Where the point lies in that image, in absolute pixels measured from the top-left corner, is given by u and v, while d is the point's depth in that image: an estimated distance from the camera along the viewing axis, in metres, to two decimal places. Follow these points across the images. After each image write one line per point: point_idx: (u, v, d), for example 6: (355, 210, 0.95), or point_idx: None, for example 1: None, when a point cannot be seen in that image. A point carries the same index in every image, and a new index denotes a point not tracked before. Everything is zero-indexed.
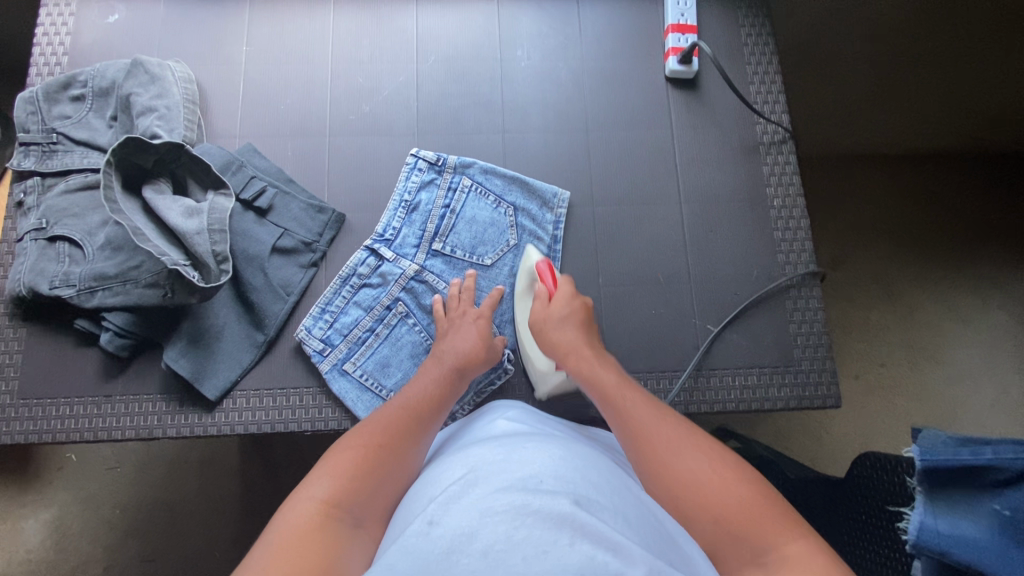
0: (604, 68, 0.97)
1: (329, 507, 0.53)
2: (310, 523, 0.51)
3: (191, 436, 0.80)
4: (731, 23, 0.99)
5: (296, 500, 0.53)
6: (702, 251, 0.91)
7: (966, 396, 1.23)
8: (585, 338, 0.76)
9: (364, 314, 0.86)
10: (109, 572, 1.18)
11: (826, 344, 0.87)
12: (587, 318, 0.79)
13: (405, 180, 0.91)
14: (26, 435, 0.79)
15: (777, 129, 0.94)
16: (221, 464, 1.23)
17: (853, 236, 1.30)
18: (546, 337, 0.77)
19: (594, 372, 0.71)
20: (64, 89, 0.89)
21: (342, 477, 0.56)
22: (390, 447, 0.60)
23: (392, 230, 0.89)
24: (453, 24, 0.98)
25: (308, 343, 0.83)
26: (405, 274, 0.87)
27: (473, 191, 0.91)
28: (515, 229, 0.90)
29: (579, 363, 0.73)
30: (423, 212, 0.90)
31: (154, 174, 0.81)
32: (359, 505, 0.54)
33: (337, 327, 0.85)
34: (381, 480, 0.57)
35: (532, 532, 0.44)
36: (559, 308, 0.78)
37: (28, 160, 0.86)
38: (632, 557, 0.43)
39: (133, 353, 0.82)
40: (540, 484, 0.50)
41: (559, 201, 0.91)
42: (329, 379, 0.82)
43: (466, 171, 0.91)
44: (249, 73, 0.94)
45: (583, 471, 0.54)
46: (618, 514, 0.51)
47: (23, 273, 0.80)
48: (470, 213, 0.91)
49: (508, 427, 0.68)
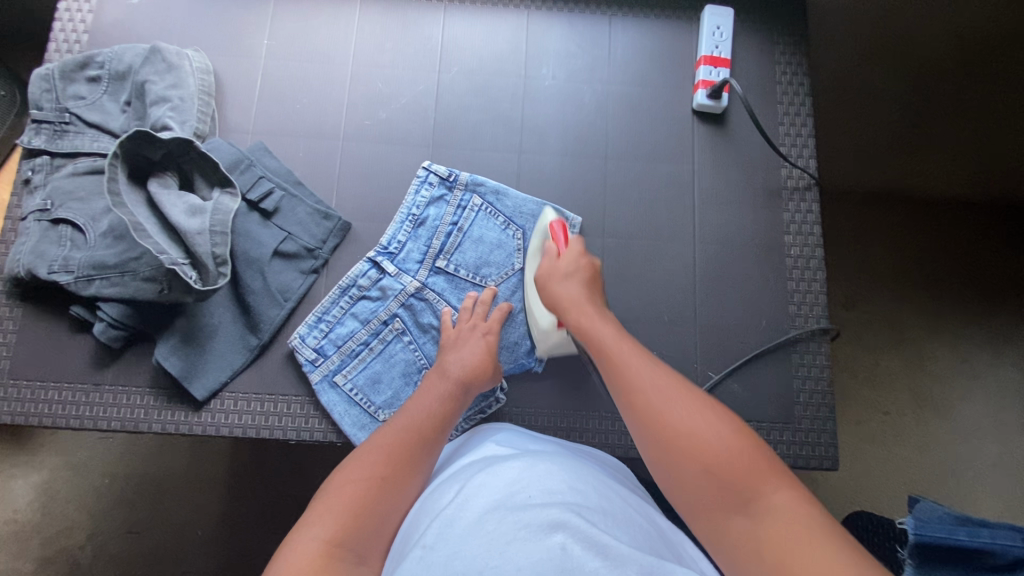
0: (629, 93, 0.94)
1: (331, 547, 0.52)
2: (313, 566, 0.50)
3: (176, 433, 0.80)
4: (765, 59, 0.96)
5: (296, 539, 0.52)
6: (712, 294, 0.88)
7: (969, 456, 1.20)
8: (587, 294, 0.74)
9: (360, 327, 0.84)
10: (88, 543, 1.19)
11: (829, 403, 0.84)
12: (593, 277, 0.77)
13: (416, 194, 0.89)
14: (13, 416, 0.79)
15: (802, 175, 0.91)
16: (208, 448, 1.23)
17: (868, 281, 1.26)
18: (550, 292, 0.75)
19: (595, 325, 0.70)
20: (80, 69, 0.88)
21: (342, 513, 0.55)
22: (391, 475, 0.60)
23: (397, 243, 0.87)
24: (480, 34, 0.95)
25: (301, 352, 0.82)
26: (406, 290, 0.85)
27: (483, 210, 0.89)
28: (523, 254, 0.88)
29: (582, 320, 0.71)
30: (431, 228, 0.88)
31: (161, 167, 0.80)
32: (360, 542, 0.54)
33: (332, 337, 0.83)
34: (381, 512, 0.57)
35: (523, 543, 0.47)
36: (567, 265, 0.76)
37: (39, 138, 0.85)
38: (619, 559, 0.46)
39: (126, 345, 0.81)
40: (528, 501, 0.52)
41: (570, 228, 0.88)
42: (319, 391, 0.81)
43: (479, 189, 0.89)
44: (268, 67, 0.92)
45: (567, 482, 0.56)
46: (609, 518, 0.53)
47: (24, 253, 0.80)
48: (478, 234, 0.88)
49: (499, 444, 0.69)
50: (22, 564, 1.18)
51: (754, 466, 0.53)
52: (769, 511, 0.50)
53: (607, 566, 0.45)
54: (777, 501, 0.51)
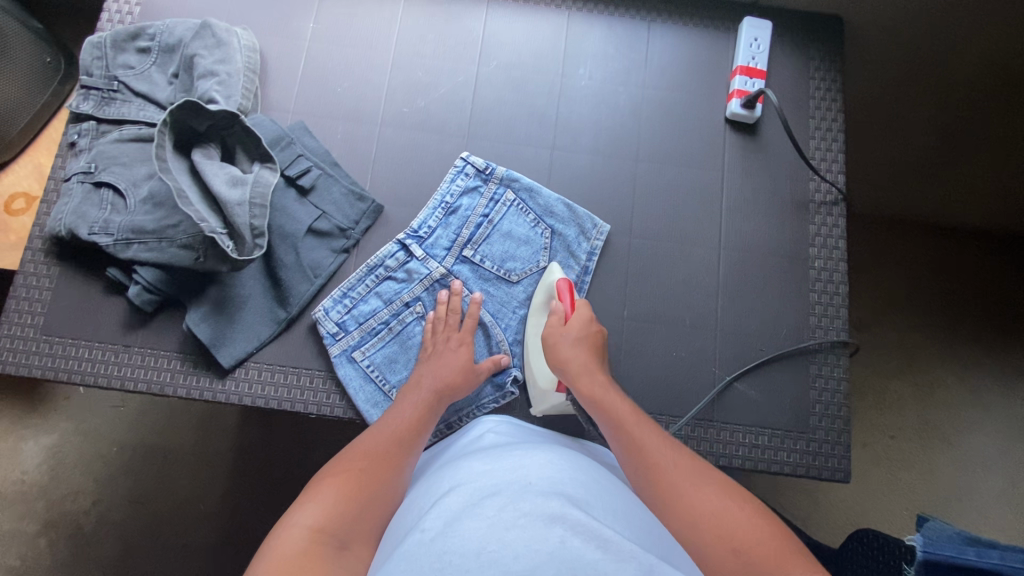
0: (663, 98, 0.95)
1: (317, 533, 0.54)
2: (300, 548, 0.52)
3: (199, 398, 0.81)
4: (800, 73, 0.97)
5: (282, 526, 0.54)
6: (734, 300, 0.89)
7: (973, 485, 1.19)
8: (595, 362, 0.76)
9: (382, 306, 0.86)
10: (95, 507, 1.20)
11: (844, 416, 0.85)
12: (600, 344, 0.78)
13: (450, 182, 0.90)
14: (43, 370, 0.81)
15: (831, 189, 0.92)
16: (219, 421, 1.25)
17: (882, 303, 1.26)
18: (554, 356, 0.77)
19: (604, 397, 0.71)
20: (131, 40, 0.90)
21: (328, 505, 0.57)
22: (371, 472, 0.62)
23: (427, 228, 0.88)
24: (521, 31, 0.97)
25: (323, 324, 0.83)
26: (432, 274, 0.87)
27: (514, 204, 0.90)
28: (549, 250, 0.90)
29: (592, 387, 0.72)
30: (461, 217, 0.90)
31: (205, 138, 0.82)
32: (344, 529, 0.56)
33: (354, 314, 0.85)
34: (363, 504, 0.59)
35: (524, 532, 0.47)
36: (578, 329, 0.78)
37: (87, 104, 0.88)
38: (620, 552, 0.46)
39: (157, 309, 0.83)
40: (528, 490, 0.53)
41: (597, 230, 0.89)
42: (336, 364, 0.82)
43: (510, 182, 0.91)
44: (312, 50, 0.94)
45: (566, 473, 0.57)
46: (607, 512, 0.55)
47: (65, 214, 0.82)
48: (507, 227, 0.90)
49: (498, 435, 0.70)
50: (26, 524, 1.20)
51: (771, 540, 0.53)
52: None
53: (608, 559, 0.45)
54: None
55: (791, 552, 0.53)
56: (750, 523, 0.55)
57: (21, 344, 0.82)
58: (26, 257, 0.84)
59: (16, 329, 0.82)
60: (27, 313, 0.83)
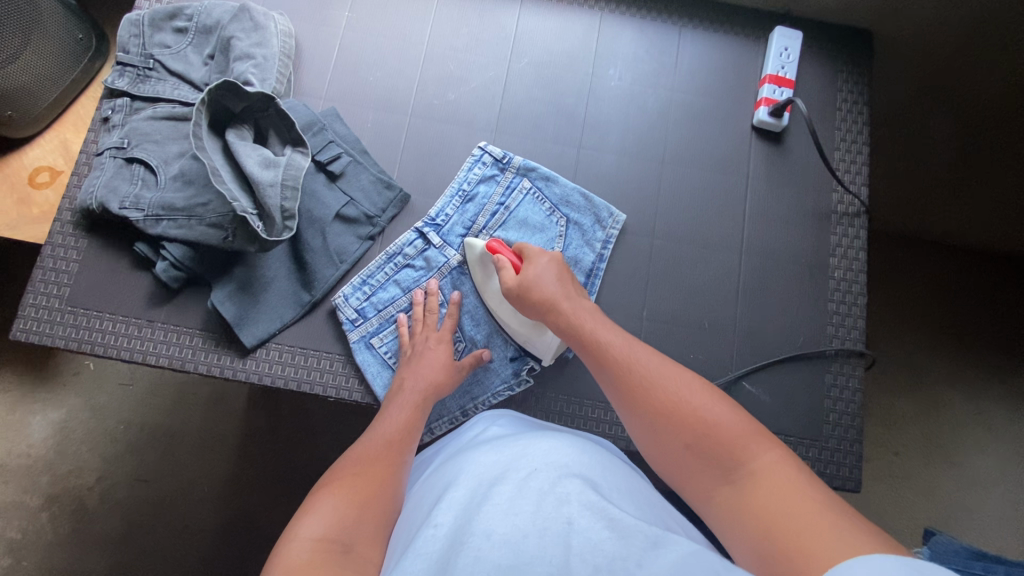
0: (691, 103, 0.96)
1: (322, 542, 0.52)
2: (306, 557, 0.50)
3: (219, 376, 0.82)
4: (828, 84, 0.98)
5: (286, 540, 0.52)
6: (753, 306, 0.89)
7: (975, 506, 1.20)
8: (559, 285, 0.74)
9: (401, 294, 0.87)
10: (101, 483, 1.21)
11: (857, 426, 0.85)
12: (562, 273, 0.76)
13: (468, 170, 0.91)
14: (67, 341, 0.82)
15: (853, 201, 0.93)
16: (228, 403, 1.25)
17: (893, 319, 1.26)
18: (519, 298, 0.75)
19: (570, 320, 0.70)
20: (169, 19, 0.91)
21: (330, 514, 0.56)
22: (368, 478, 0.62)
23: (444, 216, 0.89)
24: (553, 30, 0.98)
25: (342, 310, 0.84)
26: (450, 263, 0.88)
27: (530, 193, 0.91)
28: (564, 239, 0.90)
29: (558, 317, 0.71)
30: (478, 204, 0.90)
31: (240, 120, 0.83)
32: (350, 534, 0.55)
33: (373, 301, 0.86)
34: (364, 510, 0.58)
35: (532, 516, 0.48)
36: (531, 270, 0.75)
37: (122, 80, 0.89)
38: (627, 529, 0.47)
39: (183, 286, 0.84)
40: (534, 473, 0.53)
41: (612, 220, 0.91)
42: (355, 349, 0.83)
43: (528, 172, 0.91)
44: (347, 38, 0.95)
45: (572, 456, 0.57)
46: (619, 491, 0.55)
47: (97, 187, 0.83)
48: (523, 215, 0.91)
49: (499, 426, 0.70)
50: (31, 498, 1.20)
51: (732, 429, 0.55)
52: (751, 478, 0.51)
53: (614, 537, 0.46)
54: (759, 466, 0.52)
55: (745, 433, 0.54)
56: (710, 422, 0.56)
57: (45, 314, 0.82)
58: (55, 229, 0.85)
59: (40, 299, 0.83)
60: (52, 284, 0.83)
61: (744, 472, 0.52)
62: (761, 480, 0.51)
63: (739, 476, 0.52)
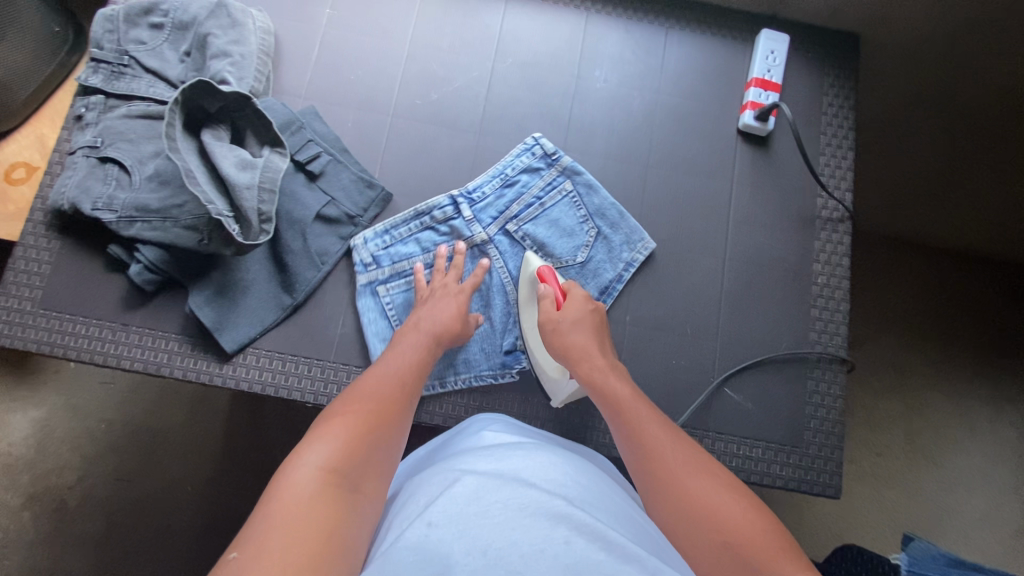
0: (677, 105, 0.95)
1: (328, 473, 0.53)
2: (311, 489, 0.51)
3: (196, 381, 0.81)
4: (815, 88, 0.97)
5: (292, 467, 0.53)
6: (736, 311, 0.89)
7: (954, 508, 1.21)
8: (597, 343, 0.75)
9: (419, 253, 0.88)
10: (81, 483, 1.19)
11: (838, 432, 0.86)
12: (598, 323, 0.77)
13: (515, 157, 0.91)
14: (39, 344, 0.80)
15: (838, 207, 0.92)
16: (211, 404, 1.24)
17: (878, 321, 1.27)
18: (554, 341, 0.75)
19: (607, 381, 0.71)
20: (144, 15, 0.89)
21: (337, 442, 0.56)
22: (378, 414, 0.62)
23: (480, 193, 0.90)
24: (539, 30, 0.96)
25: (358, 252, 0.86)
26: (474, 238, 0.88)
27: (569, 196, 0.91)
28: (589, 249, 0.90)
29: (592, 373, 0.72)
30: (516, 192, 0.90)
31: (215, 119, 0.81)
32: (355, 466, 0.55)
33: (390, 252, 0.87)
34: (371, 443, 0.58)
35: (529, 531, 0.47)
36: (573, 312, 0.77)
37: (96, 77, 0.87)
38: (624, 554, 0.46)
39: (158, 289, 0.82)
40: (532, 489, 0.53)
41: (641, 245, 0.89)
42: (359, 293, 0.85)
43: (573, 175, 0.91)
44: (327, 36, 0.94)
45: (566, 478, 0.57)
46: (609, 513, 0.54)
47: (69, 187, 0.81)
48: (556, 215, 0.91)
49: (495, 433, 0.70)
50: (10, 497, 1.19)
51: (766, 538, 0.53)
52: None
53: (612, 559, 0.45)
54: None
55: (782, 548, 0.52)
56: (745, 521, 0.54)
57: (16, 317, 0.81)
58: (27, 230, 0.83)
59: (12, 301, 0.81)
60: (24, 286, 0.82)
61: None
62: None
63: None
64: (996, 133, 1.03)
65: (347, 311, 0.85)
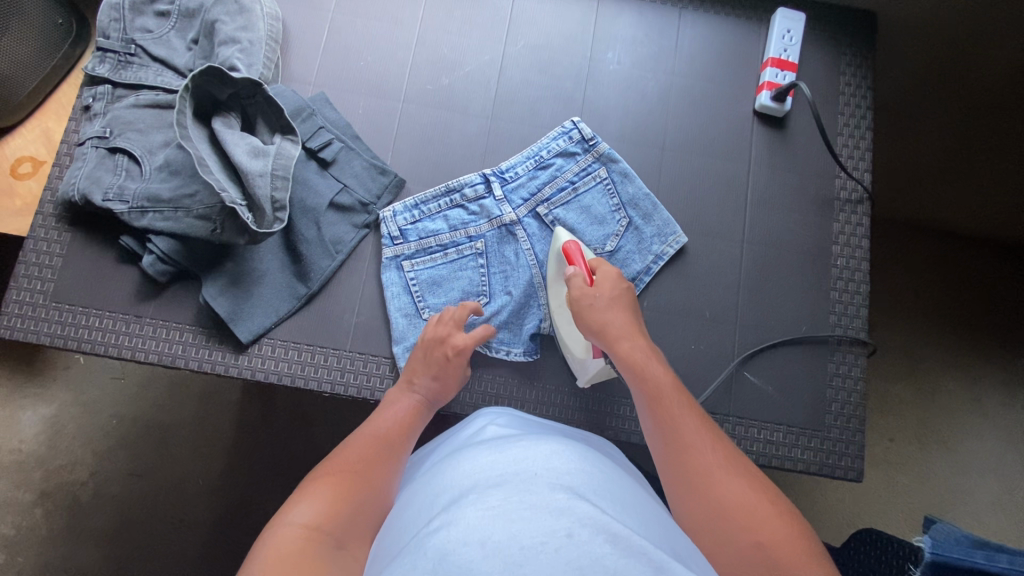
0: (691, 86, 0.94)
1: (311, 531, 0.52)
2: (293, 547, 0.50)
3: (211, 372, 0.80)
4: (831, 67, 0.96)
5: (276, 525, 0.53)
6: (755, 295, 0.88)
7: (970, 490, 1.20)
8: (635, 326, 0.72)
9: (447, 230, 0.87)
10: (94, 478, 1.19)
11: (859, 416, 0.85)
12: (631, 303, 0.75)
13: (551, 140, 0.90)
14: (52, 338, 0.79)
15: (856, 187, 0.91)
16: (222, 397, 1.23)
17: (892, 306, 1.25)
18: (591, 318, 0.73)
19: (645, 362, 0.68)
20: (150, 2, 0.88)
21: (322, 502, 0.56)
22: (364, 472, 0.61)
23: (514, 173, 0.89)
24: (549, 12, 0.95)
25: (386, 225, 0.85)
26: (503, 217, 0.87)
27: (603, 183, 0.90)
28: (620, 238, 0.88)
29: (631, 352, 0.69)
30: (550, 175, 0.90)
31: (226, 107, 0.80)
32: (339, 529, 0.54)
33: (418, 226, 0.86)
34: (357, 503, 0.57)
35: (531, 524, 0.45)
36: (608, 291, 0.74)
37: (103, 67, 0.86)
38: (629, 547, 0.44)
39: (171, 280, 0.81)
40: (535, 479, 0.51)
41: (674, 239, 0.88)
42: (384, 266, 0.85)
43: (609, 163, 0.90)
44: (336, 22, 0.92)
45: (574, 464, 0.55)
46: (617, 505, 0.52)
47: (79, 178, 0.80)
48: (588, 201, 0.89)
49: (501, 426, 0.68)
50: (23, 494, 1.19)
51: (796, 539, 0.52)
52: None
53: (618, 554, 0.43)
54: None
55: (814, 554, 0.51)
56: (777, 522, 0.53)
57: (29, 310, 0.80)
58: (37, 222, 0.82)
59: (24, 295, 0.80)
60: (36, 279, 0.81)
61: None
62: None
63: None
64: (997, 118, 1.03)
65: (362, 301, 0.84)
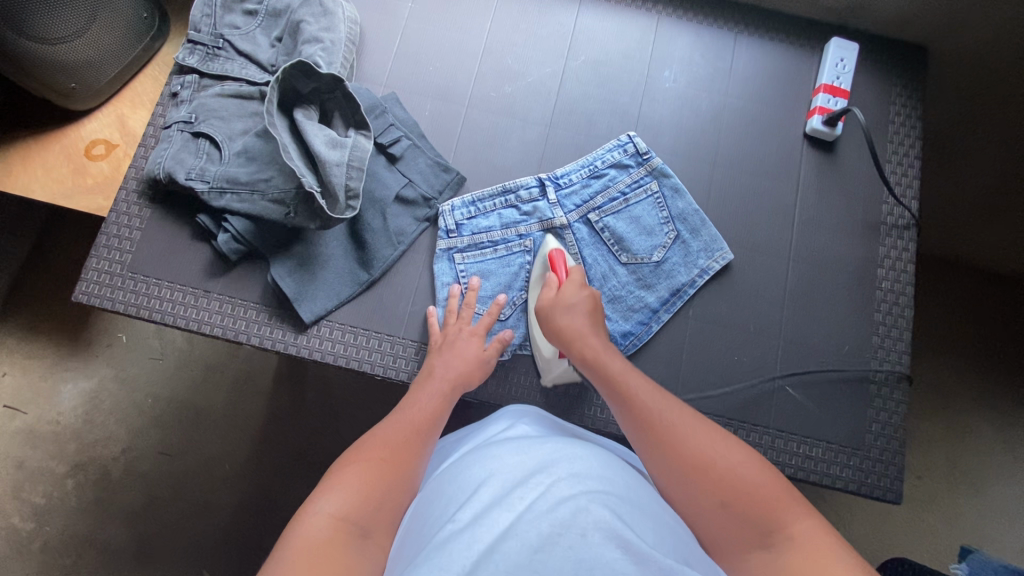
0: (743, 108, 0.97)
1: (339, 522, 0.52)
2: (322, 538, 0.49)
3: (271, 349, 0.84)
4: (882, 96, 0.98)
5: (304, 513, 0.52)
6: (799, 312, 0.90)
7: (998, 535, 1.17)
8: (592, 326, 0.75)
9: (499, 226, 0.90)
10: (126, 454, 1.23)
11: (900, 438, 0.85)
12: (595, 306, 0.78)
13: (607, 151, 0.94)
14: (125, 305, 0.84)
15: (904, 213, 0.93)
16: (259, 381, 1.27)
17: (923, 340, 1.25)
18: (552, 324, 0.76)
19: (601, 359, 0.71)
20: (240, 2, 0.94)
21: (350, 492, 0.55)
22: (390, 459, 0.60)
23: (568, 180, 0.92)
24: (610, 30, 1.00)
25: (443, 218, 0.89)
26: (554, 220, 0.90)
27: (654, 196, 0.92)
28: (667, 250, 0.91)
29: (588, 352, 0.72)
30: (603, 184, 0.93)
31: (307, 100, 0.86)
32: (367, 517, 0.54)
33: (473, 222, 0.90)
34: (384, 493, 0.56)
35: (547, 521, 0.45)
36: (570, 296, 0.77)
37: (192, 57, 0.92)
38: (641, 555, 0.43)
39: (241, 258, 0.86)
40: (557, 481, 0.50)
41: (719, 255, 0.90)
42: (436, 256, 0.88)
43: (661, 177, 0.93)
44: (409, 28, 0.98)
45: (595, 469, 0.54)
46: (636, 508, 0.51)
47: (164, 158, 0.85)
48: (638, 212, 0.92)
49: (528, 426, 0.69)
50: (57, 465, 1.22)
51: (767, 489, 0.54)
52: (788, 542, 0.50)
53: (630, 561, 0.43)
54: (797, 530, 0.50)
55: (784, 501, 0.53)
56: (744, 476, 0.55)
57: (106, 279, 0.85)
58: (120, 197, 0.88)
59: (103, 264, 0.85)
60: (115, 250, 0.86)
61: (782, 536, 0.50)
62: (803, 547, 0.49)
63: (774, 540, 0.50)
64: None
65: (418, 290, 0.88)
